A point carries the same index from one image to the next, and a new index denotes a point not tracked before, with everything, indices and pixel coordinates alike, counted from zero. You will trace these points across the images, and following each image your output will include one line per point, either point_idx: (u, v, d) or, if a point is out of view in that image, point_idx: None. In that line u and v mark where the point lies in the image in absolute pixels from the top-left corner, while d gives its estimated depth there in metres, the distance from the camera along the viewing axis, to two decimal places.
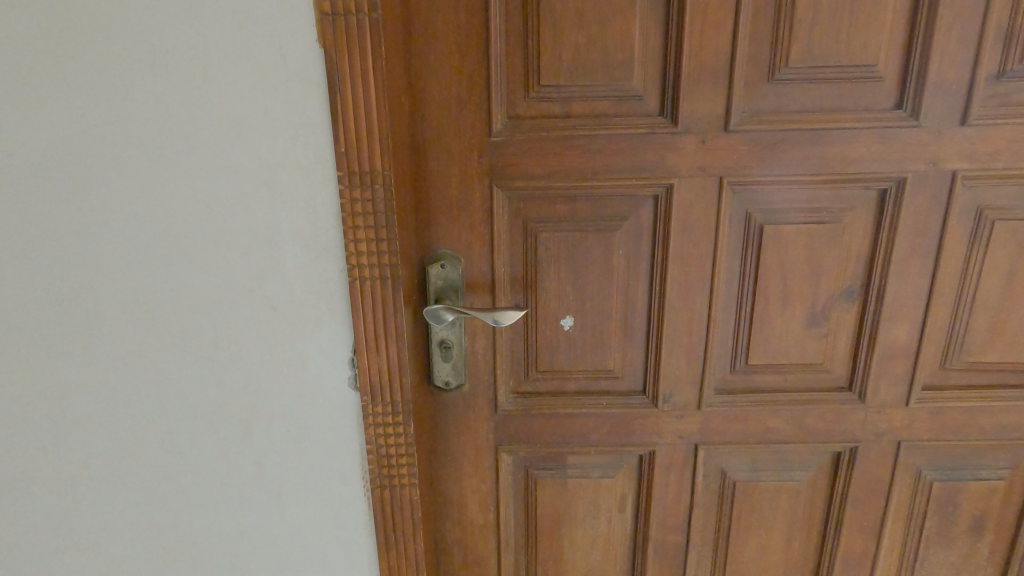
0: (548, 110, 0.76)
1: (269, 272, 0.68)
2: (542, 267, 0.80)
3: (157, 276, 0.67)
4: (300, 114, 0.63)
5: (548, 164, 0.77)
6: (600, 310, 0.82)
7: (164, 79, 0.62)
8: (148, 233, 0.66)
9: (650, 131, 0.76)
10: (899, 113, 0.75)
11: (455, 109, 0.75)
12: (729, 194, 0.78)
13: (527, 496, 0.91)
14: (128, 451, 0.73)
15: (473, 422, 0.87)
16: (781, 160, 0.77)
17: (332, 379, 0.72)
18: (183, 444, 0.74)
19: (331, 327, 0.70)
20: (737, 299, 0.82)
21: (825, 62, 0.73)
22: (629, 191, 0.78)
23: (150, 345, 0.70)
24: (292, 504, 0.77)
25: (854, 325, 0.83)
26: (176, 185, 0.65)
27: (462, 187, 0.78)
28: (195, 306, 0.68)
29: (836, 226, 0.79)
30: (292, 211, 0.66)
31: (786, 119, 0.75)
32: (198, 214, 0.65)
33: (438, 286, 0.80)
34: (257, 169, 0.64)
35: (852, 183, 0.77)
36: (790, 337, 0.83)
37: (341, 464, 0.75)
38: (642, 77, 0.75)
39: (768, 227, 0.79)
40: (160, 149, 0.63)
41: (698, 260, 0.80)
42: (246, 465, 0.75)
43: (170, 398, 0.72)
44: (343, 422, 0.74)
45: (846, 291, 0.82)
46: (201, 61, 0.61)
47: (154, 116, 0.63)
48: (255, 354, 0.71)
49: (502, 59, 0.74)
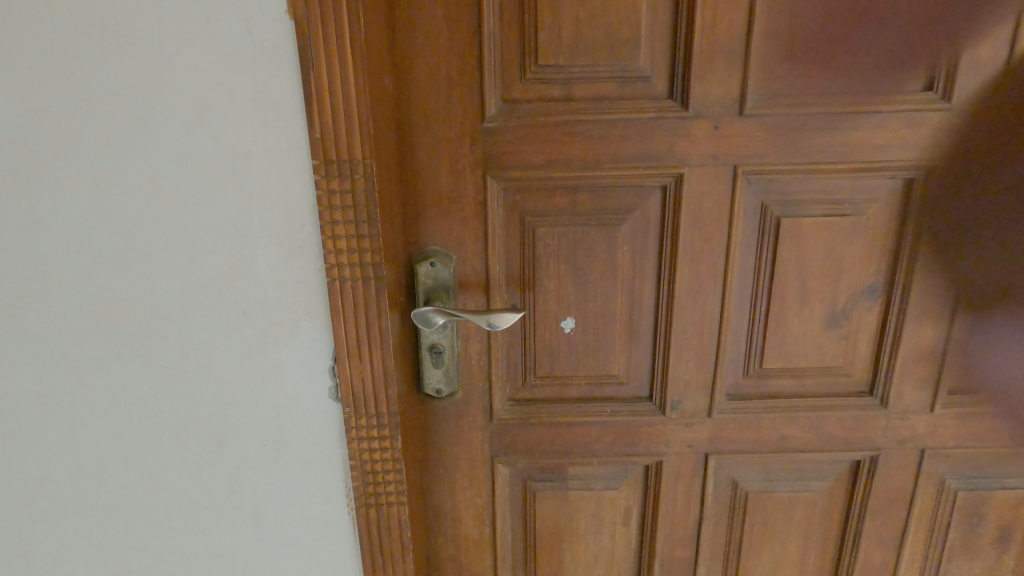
0: (546, 93, 0.69)
1: (239, 273, 0.61)
2: (540, 265, 0.74)
3: (115, 278, 0.60)
4: (269, 97, 0.56)
5: (546, 152, 0.70)
6: (604, 311, 0.76)
7: (115, 57, 0.54)
8: (104, 231, 0.59)
9: (658, 116, 0.69)
10: (929, 96, 0.69)
11: (445, 93, 0.68)
12: (743, 184, 0.72)
13: (526, 510, 0.85)
14: (89, 470, 0.67)
15: (468, 432, 0.81)
16: (801, 148, 0.70)
17: (311, 389, 0.66)
18: (149, 461, 0.67)
19: (310, 332, 0.64)
20: (750, 298, 0.76)
21: (850, 39, 0.66)
22: (635, 182, 0.72)
23: (109, 354, 0.63)
24: (271, 523, 0.71)
25: (876, 326, 0.77)
26: (133, 177, 0.58)
27: (453, 178, 0.71)
28: (158, 311, 0.62)
29: (859, 219, 0.73)
30: (264, 206, 0.59)
31: (807, 102, 0.69)
32: (159, 211, 0.59)
33: (428, 286, 0.73)
34: (224, 158, 0.58)
35: (876, 172, 0.71)
36: (808, 339, 0.77)
37: (323, 481, 0.69)
38: (649, 56, 0.68)
39: (785, 220, 0.73)
40: (114, 137, 0.56)
41: (710, 258, 0.74)
42: (219, 484, 0.69)
43: (133, 413, 0.65)
44: (326, 435, 0.68)
45: (868, 289, 0.76)
46: (156, 36, 0.54)
47: (105, 101, 0.55)
48: (227, 362, 0.64)
49: (496, 36, 0.67)
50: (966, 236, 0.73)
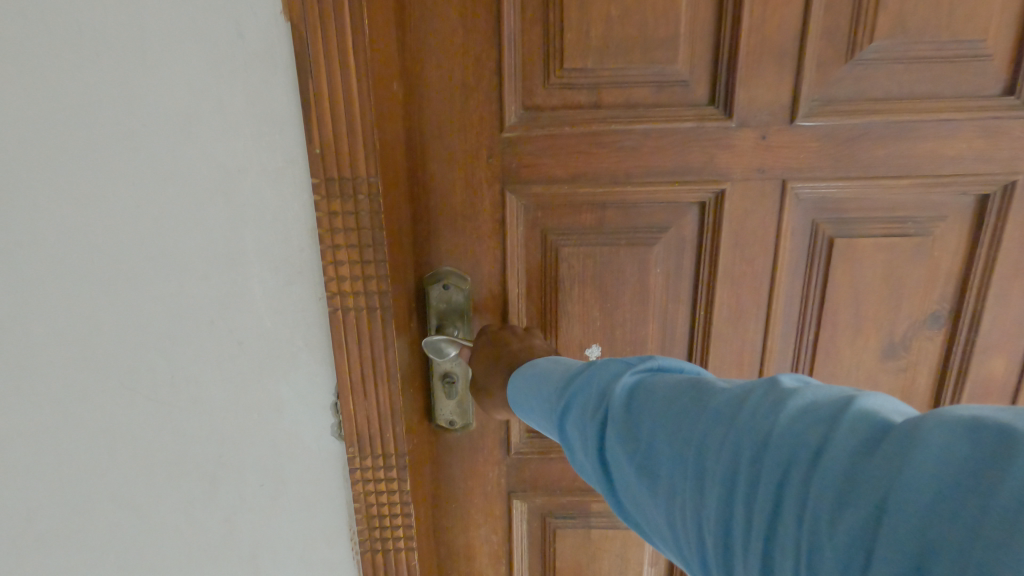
0: (572, 99, 0.62)
1: (231, 300, 0.56)
2: (565, 287, 0.67)
3: (98, 305, 0.55)
4: (263, 107, 0.50)
5: (571, 164, 0.64)
6: (633, 338, 0.69)
7: (93, 61, 0.48)
8: (84, 256, 0.53)
9: (697, 124, 0.62)
10: (1010, 101, 0.60)
11: (457, 100, 0.62)
12: (792, 200, 0.64)
13: (545, 548, 0.79)
14: (76, 510, 0.62)
15: (482, 466, 0.75)
16: (859, 161, 0.63)
17: (312, 426, 0.60)
18: (139, 500, 0.62)
19: (310, 365, 0.58)
20: (797, 325, 0.69)
21: (920, 38, 0.58)
22: (670, 198, 0.64)
23: (95, 386, 0.58)
24: (270, 567, 0.66)
25: (939, 357, 0.69)
26: (115, 197, 0.52)
27: (468, 191, 0.65)
28: (144, 341, 0.57)
29: (924, 239, 0.65)
30: (258, 227, 0.53)
31: (867, 109, 0.61)
32: (145, 232, 0.53)
33: (441, 309, 0.67)
34: (214, 175, 0.52)
35: (945, 186, 0.63)
36: (861, 371, 0.70)
37: (325, 524, 0.64)
38: (688, 58, 0.61)
39: (839, 241, 0.65)
40: (95, 151, 0.51)
41: (753, 282, 0.67)
42: (214, 525, 0.64)
43: (121, 450, 0.60)
44: (328, 475, 0.62)
45: (931, 318, 0.68)
46: (138, 38, 0.48)
47: (83, 113, 0.50)
48: (220, 397, 0.59)
49: (517, 35, 0.60)
50: (869, 279, 0.66)
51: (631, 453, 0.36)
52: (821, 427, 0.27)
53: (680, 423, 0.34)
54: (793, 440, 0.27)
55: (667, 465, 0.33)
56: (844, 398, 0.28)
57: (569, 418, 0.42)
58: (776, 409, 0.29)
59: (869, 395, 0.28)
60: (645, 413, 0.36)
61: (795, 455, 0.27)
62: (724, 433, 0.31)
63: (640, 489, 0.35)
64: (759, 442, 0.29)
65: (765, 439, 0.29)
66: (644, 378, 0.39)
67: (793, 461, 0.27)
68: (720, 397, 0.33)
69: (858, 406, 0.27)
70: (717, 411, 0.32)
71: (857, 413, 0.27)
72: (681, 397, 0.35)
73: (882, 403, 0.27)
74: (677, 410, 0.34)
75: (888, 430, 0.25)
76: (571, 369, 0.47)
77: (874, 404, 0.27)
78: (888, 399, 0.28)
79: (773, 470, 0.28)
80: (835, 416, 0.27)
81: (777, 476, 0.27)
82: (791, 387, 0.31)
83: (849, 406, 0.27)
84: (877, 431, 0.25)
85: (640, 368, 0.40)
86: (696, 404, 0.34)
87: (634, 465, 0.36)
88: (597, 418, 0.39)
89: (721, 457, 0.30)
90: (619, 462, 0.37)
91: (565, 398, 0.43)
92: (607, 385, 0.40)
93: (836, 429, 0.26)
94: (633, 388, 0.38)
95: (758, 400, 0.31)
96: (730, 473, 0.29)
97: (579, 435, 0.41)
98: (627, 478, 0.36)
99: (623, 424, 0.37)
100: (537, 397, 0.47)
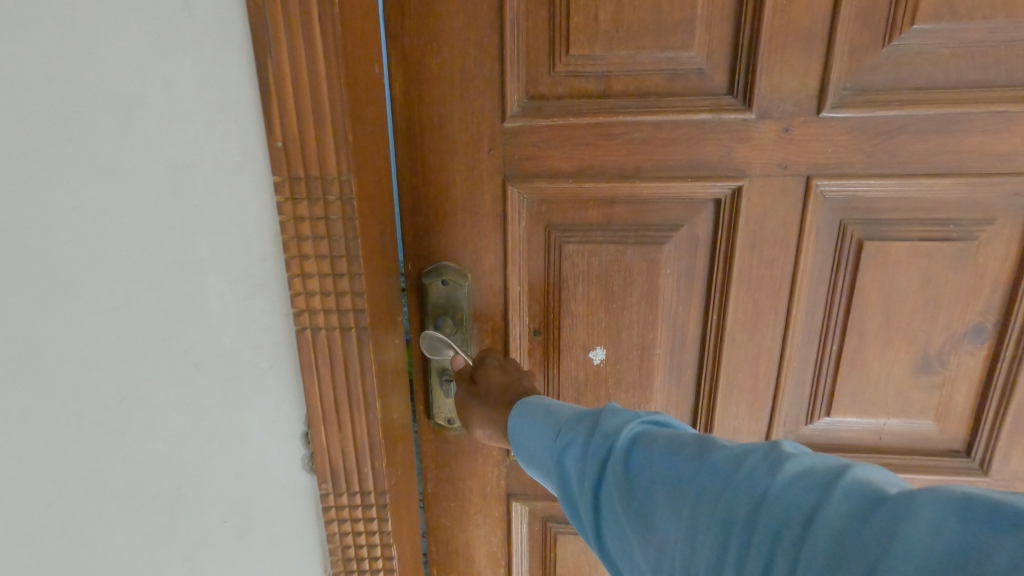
0: (579, 87, 0.59)
1: (186, 314, 0.54)
2: (568, 287, 0.64)
3: (32, 320, 0.50)
4: (213, 94, 0.48)
5: (578, 157, 0.60)
6: (639, 342, 0.66)
7: (21, 46, 0.45)
8: (18, 267, 0.49)
9: (713, 114, 0.58)
10: None
11: (453, 91, 0.59)
12: (817, 199, 0.59)
13: (545, 552, 0.77)
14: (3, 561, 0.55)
15: (481, 467, 0.73)
16: (894, 155, 0.57)
17: (280, 458, 0.61)
18: (91, 540, 0.57)
19: (276, 391, 0.59)
20: (819, 335, 0.64)
21: (969, 19, 0.52)
22: (682, 194, 0.60)
23: (26, 416, 0.52)
24: None
25: (980, 376, 0.63)
26: (51, 199, 0.48)
27: (469, 184, 0.62)
28: (88, 363, 0.53)
29: (967, 244, 0.59)
30: (212, 231, 0.52)
31: (905, 100, 0.55)
32: (87, 239, 0.50)
33: (438, 306, 0.65)
34: (163, 172, 0.50)
35: (994, 186, 0.57)
36: (888, 387, 0.64)
37: (291, 551, 0.65)
38: (705, 43, 0.56)
39: (868, 244, 0.59)
40: (23, 151, 0.47)
41: (772, 285, 0.62)
42: (174, 564, 0.61)
43: (65, 485, 0.55)
44: (294, 509, 0.64)
45: (973, 331, 0.61)
46: (70, 24, 0.45)
47: (15, 107, 0.46)
48: (174, 421, 0.57)
49: (522, 21, 0.57)
50: (904, 287, 0.60)
51: (627, 498, 0.36)
52: (817, 493, 0.28)
53: (677, 473, 0.34)
54: (788, 503, 0.28)
55: (660, 514, 0.34)
56: (840, 468, 0.29)
57: (568, 453, 0.42)
58: (776, 470, 0.30)
59: (862, 467, 0.29)
60: (643, 458, 0.37)
61: (790, 515, 0.28)
62: (720, 488, 0.31)
63: (634, 536, 0.36)
64: (754, 501, 0.29)
65: (761, 500, 0.29)
66: (645, 426, 0.40)
67: (788, 521, 0.28)
68: (720, 451, 0.34)
69: (853, 477, 0.28)
70: (713, 465, 0.33)
71: (852, 483, 0.28)
72: (679, 449, 0.35)
73: (875, 476, 0.28)
74: (676, 459, 0.35)
75: (882, 502, 0.26)
76: (573, 406, 0.48)
77: (869, 475, 0.28)
78: (880, 472, 0.29)
79: (768, 528, 0.28)
80: (830, 484, 0.28)
81: (767, 536, 0.28)
82: (789, 451, 0.32)
83: (844, 477, 0.28)
84: (871, 501, 0.26)
85: (643, 416, 0.41)
86: (695, 457, 0.34)
87: (628, 510, 0.36)
88: (595, 457, 0.40)
89: (717, 510, 0.31)
90: (613, 505, 0.37)
91: (566, 435, 0.43)
92: (608, 425, 0.41)
93: (833, 495, 0.28)
94: (635, 431, 0.39)
95: (755, 461, 0.31)
96: (722, 527, 0.30)
97: (576, 473, 0.41)
98: (620, 519, 0.37)
99: (620, 468, 0.37)
100: (535, 425, 0.48)
